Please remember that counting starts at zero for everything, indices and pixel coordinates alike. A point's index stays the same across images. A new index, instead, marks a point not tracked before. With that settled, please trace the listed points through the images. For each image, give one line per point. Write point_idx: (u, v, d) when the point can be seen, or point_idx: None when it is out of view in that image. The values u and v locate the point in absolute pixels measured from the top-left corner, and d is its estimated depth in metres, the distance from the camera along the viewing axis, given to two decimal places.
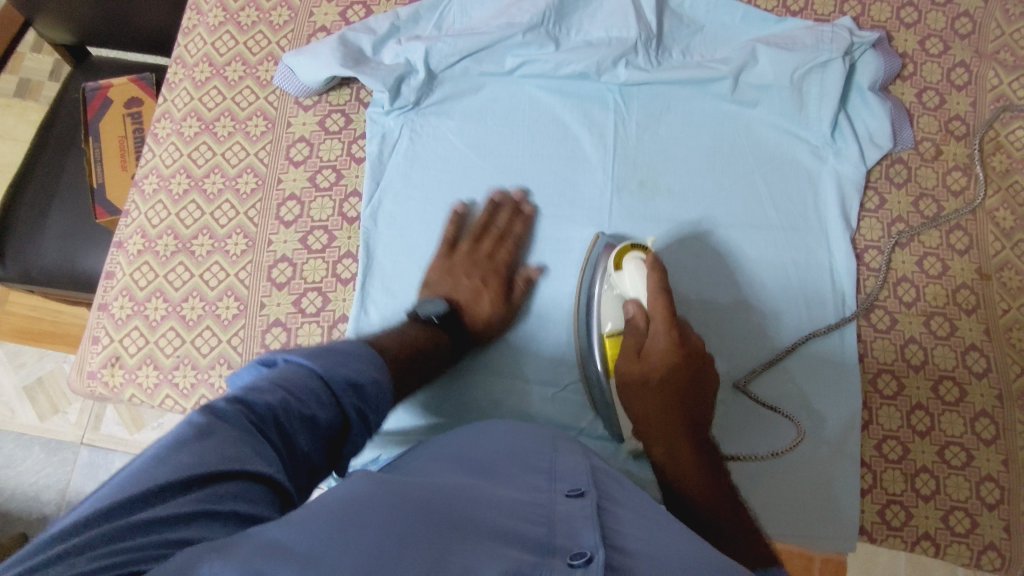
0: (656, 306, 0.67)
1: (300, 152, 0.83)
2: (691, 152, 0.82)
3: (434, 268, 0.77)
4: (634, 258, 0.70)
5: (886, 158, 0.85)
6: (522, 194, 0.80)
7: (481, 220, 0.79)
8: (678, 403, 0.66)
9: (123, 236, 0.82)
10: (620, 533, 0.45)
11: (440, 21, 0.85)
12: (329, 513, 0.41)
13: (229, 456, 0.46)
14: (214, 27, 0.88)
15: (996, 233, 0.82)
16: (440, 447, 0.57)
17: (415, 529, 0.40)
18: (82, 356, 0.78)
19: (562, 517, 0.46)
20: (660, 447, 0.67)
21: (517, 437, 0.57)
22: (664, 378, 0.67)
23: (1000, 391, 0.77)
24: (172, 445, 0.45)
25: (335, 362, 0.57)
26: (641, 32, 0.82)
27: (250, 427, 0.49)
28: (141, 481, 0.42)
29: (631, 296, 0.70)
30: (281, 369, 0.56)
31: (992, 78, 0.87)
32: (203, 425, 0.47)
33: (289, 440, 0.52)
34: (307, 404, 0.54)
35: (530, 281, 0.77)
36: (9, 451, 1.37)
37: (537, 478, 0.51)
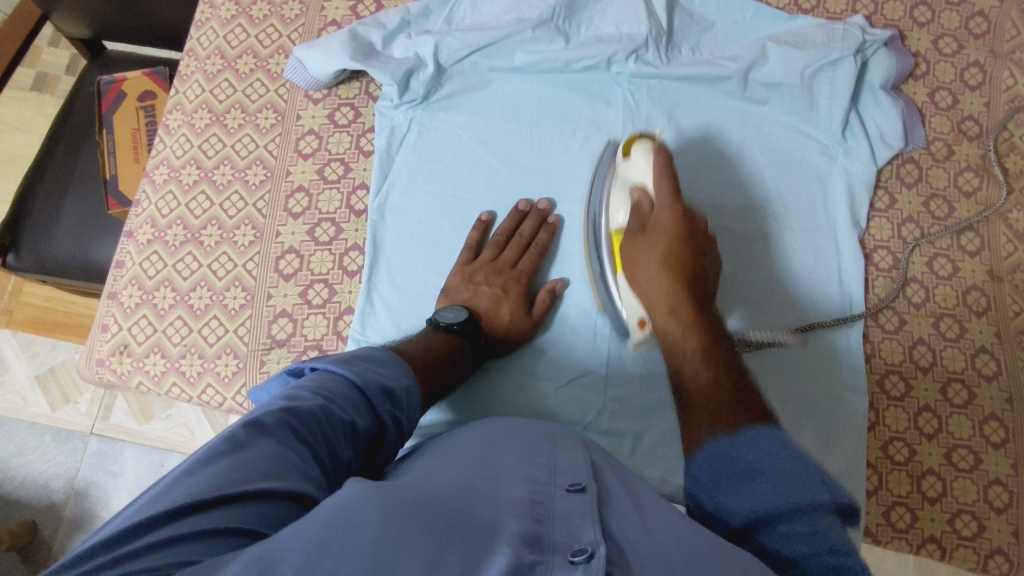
0: (661, 184, 0.69)
1: (309, 145, 0.83)
2: (699, 148, 0.82)
3: (456, 275, 0.76)
4: (641, 144, 0.73)
5: (897, 158, 0.84)
6: (549, 204, 0.79)
7: (505, 228, 0.78)
8: (682, 269, 0.65)
9: (134, 226, 0.83)
10: (618, 526, 0.46)
11: (450, 16, 0.85)
12: (323, 513, 0.41)
13: (262, 470, 0.46)
14: (226, 20, 0.89)
15: (1009, 235, 0.81)
16: (445, 447, 0.58)
17: (412, 530, 0.40)
18: (91, 344, 0.79)
19: (562, 513, 0.46)
20: (665, 318, 0.64)
21: (527, 435, 0.57)
22: (668, 247, 0.66)
23: (1010, 395, 0.76)
24: (199, 463, 0.45)
25: (367, 369, 0.59)
26: (651, 29, 0.82)
27: (286, 433, 0.49)
28: (177, 493, 0.43)
29: (637, 181, 0.72)
30: (315, 378, 0.57)
31: (1006, 78, 0.86)
32: (241, 438, 0.48)
33: (332, 449, 0.52)
34: (344, 409, 0.55)
35: (554, 293, 0.77)
36: (20, 439, 1.39)
37: (536, 472, 0.51)
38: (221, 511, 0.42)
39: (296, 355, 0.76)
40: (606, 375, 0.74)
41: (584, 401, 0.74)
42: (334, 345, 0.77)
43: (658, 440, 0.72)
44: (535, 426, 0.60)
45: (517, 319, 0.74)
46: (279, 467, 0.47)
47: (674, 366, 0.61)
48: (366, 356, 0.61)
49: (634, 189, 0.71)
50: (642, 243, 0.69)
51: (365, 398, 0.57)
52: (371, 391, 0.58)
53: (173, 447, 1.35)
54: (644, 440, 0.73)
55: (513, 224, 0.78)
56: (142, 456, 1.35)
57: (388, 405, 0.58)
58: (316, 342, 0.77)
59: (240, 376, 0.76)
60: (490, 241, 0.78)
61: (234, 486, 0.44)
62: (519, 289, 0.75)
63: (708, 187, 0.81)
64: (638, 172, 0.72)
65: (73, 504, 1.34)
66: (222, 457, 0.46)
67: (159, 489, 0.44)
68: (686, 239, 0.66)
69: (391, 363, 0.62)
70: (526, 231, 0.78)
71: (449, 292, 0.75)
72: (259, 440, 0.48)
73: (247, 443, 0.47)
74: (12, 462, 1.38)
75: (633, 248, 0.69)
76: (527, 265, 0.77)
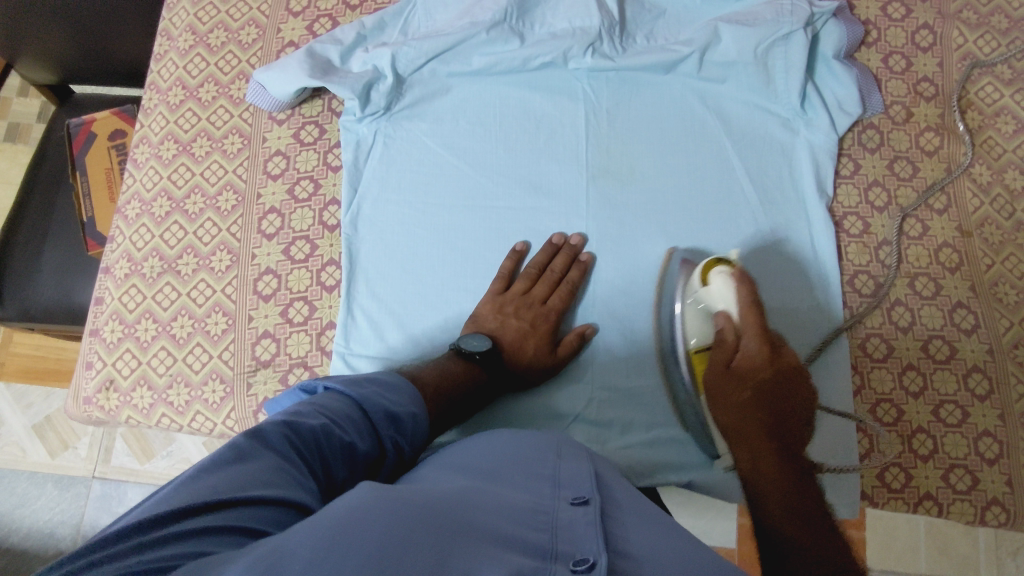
0: (747, 318, 0.67)
1: (277, 166, 0.84)
2: (661, 133, 0.83)
3: (485, 304, 0.76)
4: (721, 271, 0.71)
5: (857, 125, 0.85)
6: (581, 241, 0.79)
7: (538, 262, 0.78)
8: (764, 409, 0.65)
9: (110, 262, 0.83)
10: (622, 536, 0.47)
11: (406, 27, 0.86)
12: (334, 515, 0.41)
13: (263, 480, 0.46)
14: (184, 51, 0.89)
15: (974, 189, 0.82)
16: (449, 458, 0.58)
17: (419, 533, 0.41)
18: (77, 383, 0.79)
19: (566, 522, 0.46)
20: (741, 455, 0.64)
21: (534, 448, 0.58)
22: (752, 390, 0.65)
23: (990, 346, 0.77)
24: (210, 466, 0.46)
25: (377, 394, 0.60)
26: (604, 20, 0.83)
27: (289, 448, 0.50)
28: (183, 494, 0.43)
29: (720, 308, 0.70)
30: (328, 398, 0.58)
31: (957, 37, 0.88)
32: (245, 449, 0.48)
33: (328, 469, 0.53)
34: (345, 430, 0.55)
35: (582, 337, 0.76)
36: (23, 490, 1.39)
37: (541, 485, 0.52)
38: (221, 513, 0.42)
39: (282, 375, 0.77)
40: (596, 368, 0.77)
41: (574, 393, 0.76)
42: (318, 361, 0.77)
43: (644, 436, 0.74)
44: (538, 438, 0.60)
45: (541, 354, 0.74)
46: (281, 479, 0.47)
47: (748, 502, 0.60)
48: (379, 381, 0.62)
49: (718, 316, 0.69)
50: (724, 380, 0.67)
51: (369, 421, 0.58)
52: (375, 415, 0.59)
53: None
54: (629, 431, 0.75)
55: (546, 257, 0.78)
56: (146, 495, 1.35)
57: (391, 430, 0.59)
58: (300, 360, 0.77)
59: (228, 401, 0.76)
60: (523, 272, 0.78)
61: (234, 492, 0.44)
62: (547, 326, 0.75)
63: (676, 173, 0.82)
64: (720, 299, 0.70)
65: None
66: (227, 465, 0.46)
67: (160, 494, 0.44)
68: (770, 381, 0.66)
69: (403, 389, 0.63)
70: (558, 265, 0.78)
71: (477, 318, 0.76)
72: (265, 454, 0.48)
73: (251, 455, 0.48)
74: (15, 514, 1.38)
75: (712, 383, 0.68)
76: (558, 302, 0.77)
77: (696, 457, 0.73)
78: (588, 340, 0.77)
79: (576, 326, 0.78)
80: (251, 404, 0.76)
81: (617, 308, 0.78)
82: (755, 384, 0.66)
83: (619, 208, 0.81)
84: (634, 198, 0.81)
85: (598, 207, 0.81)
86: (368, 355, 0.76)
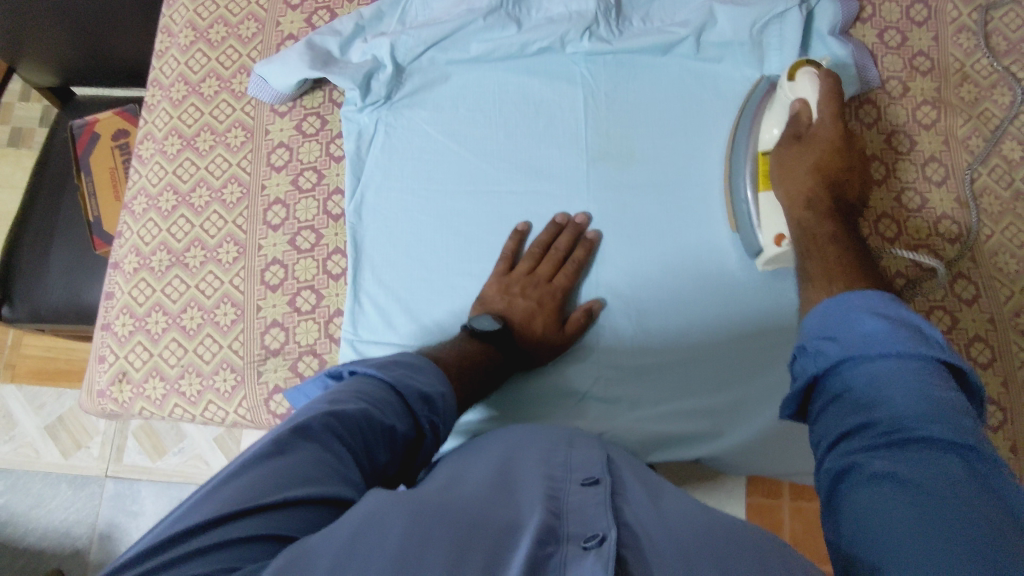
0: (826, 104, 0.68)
1: (280, 158, 0.85)
2: (660, 113, 0.84)
3: (491, 285, 0.78)
4: (805, 70, 0.71)
5: (855, 100, 0.86)
6: (586, 219, 0.80)
7: (543, 240, 0.79)
8: (831, 173, 0.66)
9: (119, 257, 0.84)
10: (632, 514, 0.48)
11: (403, 16, 0.86)
12: (349, 522, 0.43)
13: (304, 474, 0.48)
14: (185, 47, 0.90)
15: (970, 160, 0.83)
16: (468, 454, 0.60)
17: (433, 534, 0.42)
18: (90, 377, 0.81)
19: (576, 504, 0.47)
20: (801, 211, 0.66)
21: (548, 437, 0.59)
22: (824, 153, 0.67)
23: (992, 315, 0.78)
24: (250, 462, 0.47)
25: (405, 376, 0.61)
26: (599, 3, 0.84)
27: (327, 437, 0.51)
28: (223, 496, 0.44)
29: (796, 98, 0.71)
30: (355, 382, 0.59)
31: (951, 11, 0.88)
32: (284, 441, 0.49)
33: (370, 454, 0.54)
34: (384, 413, 0.56)
35: (591, 313, 0.77)
36: (38, 490, 1.41)
37: (552, 469, 0.53)
38: (259, 518, 0.44)
39: (292, 363, 0.78)
40: (603, 348, 0.78)
41: (581, 371, 0.78)
42: (327, 348, 0.78)
43: (652, 411, 0.76)
44: (554, 429, 0.61)
45: (550, 331, 0.75)
46: (321, 472, 0.48)
47: (800, 252, 0.63)
48: (404, 363, 0.64)
49: (795, 103, 0.71)
50: (797, 149, 0.69)
51: (404, 403, 0.59)
52: (409, 396, 0.60)
53: (189, 479, 1.36)
54: (637, 407, 0.76)
55: (550, 236, 0.79)
56: (161, 492, 1.37)
57: (426, 411, 0.60)
58: (309, 347, 0.79)
59: (239, 390, 0.77)
60: (527, 252, 0.79)
61: (273, 493, 0.45)
62: (554, 302, 0.76)
63: (676, 153, 0.82)
64: (801, 92, 0.71)
65: (98, 548, 1.36)
66: (266, 461, 0.48)
67: (203, 492, 0.46)
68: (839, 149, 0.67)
69: (428, 370, 0.64)
70: (562, 244, 0.79)
71: (484, 301, 0.77)
72: (303, 444, 0.50)
73: (290, 447, 0.49)
74: (32, 514, 1.40)
75: (787, 158, 0.69)
76: (564, 279, 0.78)
77: (706, 429, 0.75)
78: (595, 316, 0.78)
79: (582, 302, 0.79)
80: (262, 391, 0.77)
81: (621, 287, 0.79)
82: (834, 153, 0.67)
83: (622, 188, 0.82)
84: (636, 178, 0.82)
85: (600, 188, 0.82)
86: (377, 340, 0.77)
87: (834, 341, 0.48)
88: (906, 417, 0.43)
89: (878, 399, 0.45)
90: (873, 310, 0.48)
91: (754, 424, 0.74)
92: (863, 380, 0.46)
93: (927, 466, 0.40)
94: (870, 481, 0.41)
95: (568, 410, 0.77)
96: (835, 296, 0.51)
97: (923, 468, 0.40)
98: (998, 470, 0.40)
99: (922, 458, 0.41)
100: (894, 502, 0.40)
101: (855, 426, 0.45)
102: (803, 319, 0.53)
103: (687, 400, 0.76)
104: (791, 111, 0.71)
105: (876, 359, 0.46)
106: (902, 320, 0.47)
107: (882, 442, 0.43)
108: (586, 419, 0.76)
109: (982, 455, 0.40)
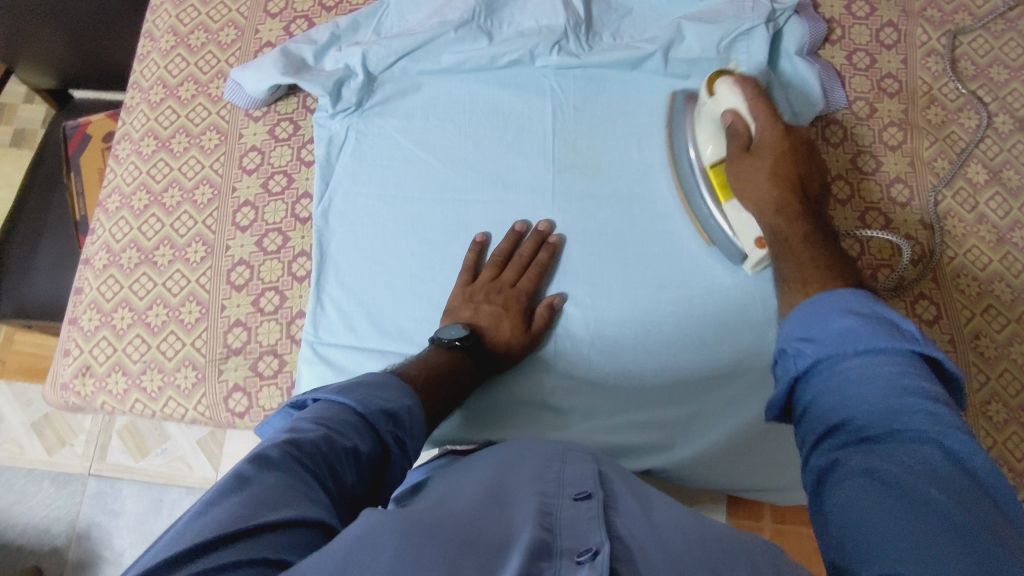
0: (757, 109, 0.71)
1: (252, 161, 0.87)
2: (626, 128, 0.85)
3: (456, 295, 0.78)
4: (724, 80, 0.74)
5: (822, 119, 0.87)
6: (548, 226, 0.81)
7: (503, 248, 0.80)
8: (791, 178, 0.68)
9: (90, 253, 0.86)
10: (625, 527, 0.48)
11: (379, 27, 0.88)
12: (341, 543, 0.40)
13: (275, 500, 0.44)
14: (166, 51, 0.93)
15: (935, 182, 0.84)
16: (458, 475, 0.59)
17: (430, 551, 0.40)
18: (56, 370, 0.82)
19: (569, 520, 0.47)
20: (773, 217, 0.68)
21: (539, 454, 0.59)
22: (777, 161, 0.68)
23: (952, 336, 0.78)
24: (215, 497, 0.43)
25: (366, 395, 0.58)
26: (569, 19, 0.85)
27: (291, 463, 0.48)
28: (195, 531, 0.41)
29: (727, 110, 0.74)
30: (318, 407, 0.56)
31: (920, 34, 0.89)
32: (247, 474, 0.46)
33: (338, 476, 0.51)
34: (346, 435, 0.53)
35: (552, 308, 0.78)
36: (21, 486, 1.42)
37: (545, 484, 0.53)
38: (239, 545, 0.40)
39: (252, 362, 0.79)
40: (562, 359, 0.78)
41: (542, 380, 0.78)
42: (288, 349, 0.80)
43: (606, 421, 0.76)
44: (546, 445, 0.61)
45: (516, 335, 0.75)
46: (292, 496, 0.45)
47: (780, 260, 0.66)
48: (366, 382, 0.60)
49: (727, 115, 0.73)
50: (749, 162, 0.70)
51: (366, 422, 0.56)
52: (372, 415, 0.57)
53: (170, 481, 1.37)
54: (592, 416, 0.76)
55: (510, 244, 0.80)
56: (140, 493, 1.37)
57: (390, 426, 0.58)
58: (270, 347, 0.80)
59: (199, 387, 0.78)
60: (488, 261, 0.79)
61: (248, 518, 0.42)
62: (519, 306, 0.77)
63: (641, 167, 0.83)
64: (728, 102, 0.74)
65: (77, 546, 1.36)
66: (232, 493, 0.44)
67: (172, 533, 0.42)
68: (790, 157, 0.69)
69: (392, 386, 0.61)
70: (525, 250, 0.79)
71: (450, 311, 0.77)
72: (266, 473, 0.46)
73: (254, 477, 0.45)
74: (14, 509, 1.41)
75: (740, 171, 0.71)
76: (526, 283, 0.78)
77: (660, 440, 0.75)
78: (558, 310, 0.79)
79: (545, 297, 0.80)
80: (222, 389, 0.78)
81: (580, 297, 0.80)
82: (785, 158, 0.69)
83: (587, 200, 0.83)
84: (602, 190, 0.83)
85: (564, 199, 0.83)
86: (336, 340, 0.78)
87: (812, 342, 0.49)
88: (882, 408, 0.43)
89: (856, 392, 0.45)
90: (848, 310, 0.49)
91: (708, 436, 0.74)
92: (841, 376, 0.47)
93: (907, 458, 0.40)
94: (856, 475, 0.41)
95: (526, 418, 0.77)
96: (816, 296, 0.53)
97: (906, 460, 0.40)
98: (979, 456, 0.40)
99: (907, 451, 0.41)
100: (875, 495, 0.39)
101: (836, 422, 0.45)
102: (783, 321, 0.54)
103: (642, 412, 0.76)
104: (726, 123, 0.73)
105: (856, 356, 0.47)
106: (878, 318, 0.48)
107: (864, 435, 0.43)
108: (543, 427, 0.76)
109: (961, 446, 0.41)
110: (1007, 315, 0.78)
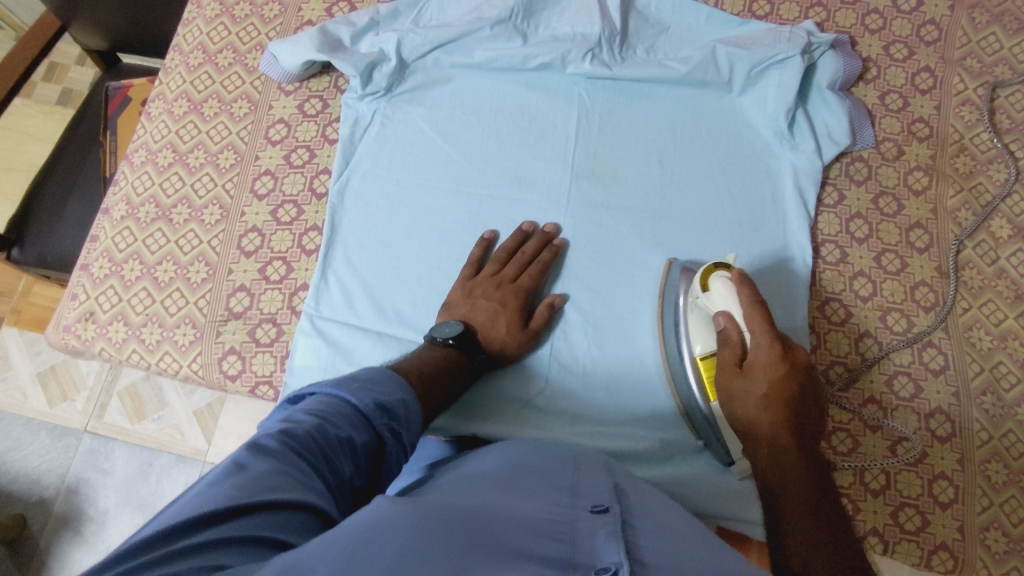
0: (752, 317, 0.65)
1: (278, 133, 0.88)
2: (649, 143, 0.85)
3: (457, 290, 0.77)
4: (720, 276, 0.69)
5: (846, 156, 0.86)
6: (554, 229, 0.81)
7: (509, 246, 0.80)
8: (784, 408, 0.62)
9: (110, 204, 0.88)
10: (642, 546, 0.45)
11: (418, 18, 0.90)
12: (349, 531, 0.39)
13: (270, 484, 0.44)
14: (210, 19, 0.95)
15: (957, 232, 0.82)
16: (462, 469, 0.58)
17: (440, 549, 0.39)
18: (61, 312, 0.83)
19: (584, 533, 0.45)
20: (765, 457, 0.62)
21: (553, 461, 0.58)
22: (770, 384, 0.63)
23: (957, 389, 0.76)
24: (213, 478, 0.43)
25: (362, 387, 0.57)
26: (605, 28, 0.86)
27: (285, 451, 0.47)
28: (192, 506, 0.40)
29: (718, 309, 0.69)
30: (314, 402, 0.55)
31: (957, 82, 0.88)
32: (245, 460, 0.45)
33: (335, 468, 0.50)
34: (339, 426, 0.52)
35: (553, 308, 0.77)
36: (18, 434, 1.43)
37: (559, 495, 0.51)
38: (226, 524, 0.40)
39: (251, 327, 0.80)
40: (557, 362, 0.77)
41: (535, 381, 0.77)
42: (287, 319, 0.80)
43: (593, 429, 0.75)
44: (559, 451, 0.61)
45: (513, 334, 0.75)
46: (284, 482, 0.44)
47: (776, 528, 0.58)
48: (362, 376, 0.59)
49: (719, 316, 0.68)
50: (740, 381, 0.65)
51: (360, 413, 0.55)
52: (366, 406, 0.56)
53: (162, 446, 1.38)
54: (580, 421, 0.75)
55: (515, 242, 0.80)
56: (132, 454, 1.38)
57: (386, 418, 0.56)
58: (270, 315, 0.81)
59: (196, 345, 0.79)
60: (492, 258, 0.79)
61: (245, 497, 0.41)
62: (516, 302, 0.76)
63: (659, 183, 0.83)
64: (721, 303, 0.68)
65: (63, 499, 1.37)
66: (229, 475, 0.43)
67: (172, 505, 0.42)
68: (787, 381, 0.63)
69: (390, 377, 0.60)
70: (528, 249, 0.79)
71: (448, 306, 0.76)
72: (262, 460, 0.46)
73: (251, 462, 0.45)
74: (7, 456, 1.42)
75: (733, 390, 0.66)
76: (527, 280, 0.77)
77: (656, 451, 0.73)
78: (557, 311, 0.79)
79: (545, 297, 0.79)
80: (218, 350, 0.79)
81: (583, 304, 0.79)
82: (775, 383, 0.63)
83: (600, 208, 0.83)
84: (616, 201, 0.83)
85: (578, 207, 0.83)
86: (335, 317, 0.79)
87: None
88: None
89: None
90: None
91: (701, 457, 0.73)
92: None
93: None
94: None
95: (512, 416, 0.76)
96: None
97: None
98: None
99: None
100: None
101: None
102: None
103: (633, 423, 0.75)
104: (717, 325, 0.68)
105: None
106: None
107: None
108: (525, 426, 0.75)
109: None
110: (1017, 375, 0.76)
